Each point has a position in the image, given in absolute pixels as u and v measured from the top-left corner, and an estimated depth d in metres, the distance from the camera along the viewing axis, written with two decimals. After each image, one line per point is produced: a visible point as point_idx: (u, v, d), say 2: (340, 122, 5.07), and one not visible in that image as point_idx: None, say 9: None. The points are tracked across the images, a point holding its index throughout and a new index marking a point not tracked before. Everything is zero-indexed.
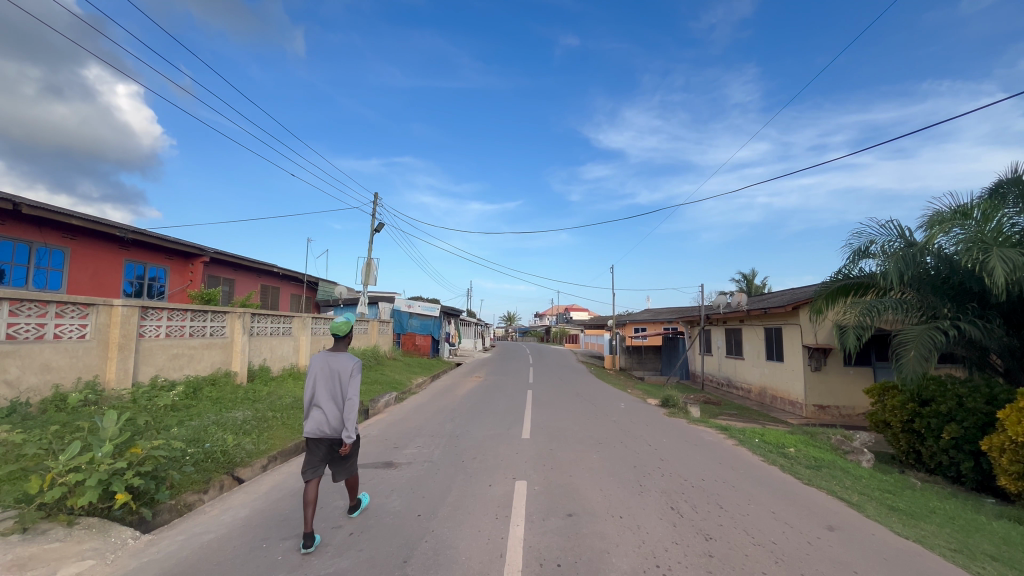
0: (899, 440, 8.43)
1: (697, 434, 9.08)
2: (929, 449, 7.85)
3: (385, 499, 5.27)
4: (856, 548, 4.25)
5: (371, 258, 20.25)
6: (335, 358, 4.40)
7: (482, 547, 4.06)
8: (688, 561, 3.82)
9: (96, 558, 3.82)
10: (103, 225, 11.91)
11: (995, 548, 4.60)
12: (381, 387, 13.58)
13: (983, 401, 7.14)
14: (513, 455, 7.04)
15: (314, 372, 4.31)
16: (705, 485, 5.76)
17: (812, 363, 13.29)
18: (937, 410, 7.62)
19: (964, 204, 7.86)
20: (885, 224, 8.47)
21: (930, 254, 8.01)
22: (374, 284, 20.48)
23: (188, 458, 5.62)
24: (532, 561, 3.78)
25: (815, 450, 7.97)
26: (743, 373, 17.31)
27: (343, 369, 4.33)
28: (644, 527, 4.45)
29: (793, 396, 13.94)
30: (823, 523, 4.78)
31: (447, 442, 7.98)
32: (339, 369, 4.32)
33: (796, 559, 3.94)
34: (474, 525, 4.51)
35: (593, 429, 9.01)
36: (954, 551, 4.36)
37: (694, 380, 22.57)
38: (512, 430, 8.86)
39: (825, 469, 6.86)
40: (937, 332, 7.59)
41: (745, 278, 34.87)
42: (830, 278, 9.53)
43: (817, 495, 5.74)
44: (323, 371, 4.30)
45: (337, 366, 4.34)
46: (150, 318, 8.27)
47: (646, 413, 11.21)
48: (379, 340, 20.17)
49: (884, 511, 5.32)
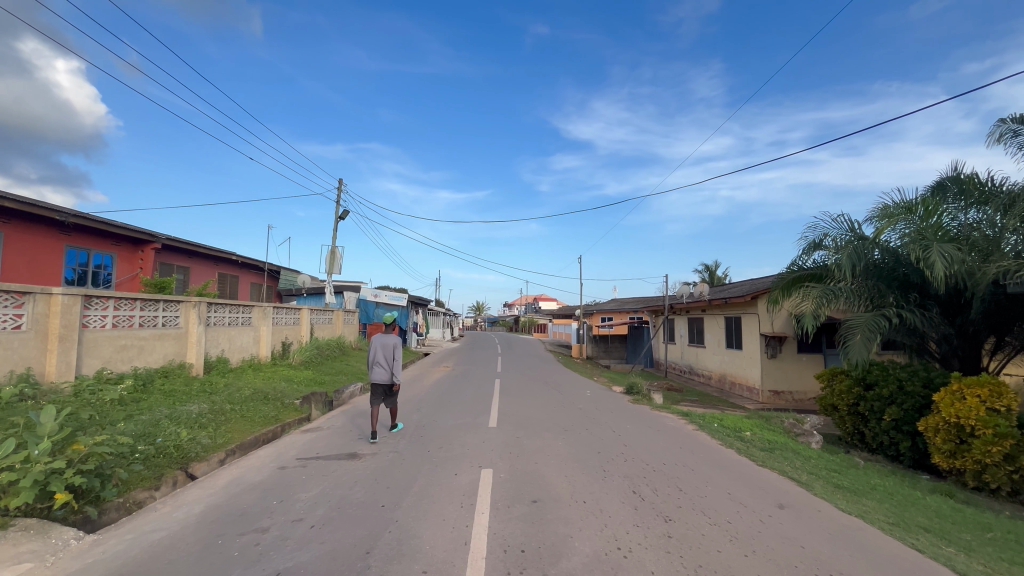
0: (845, 422, 8.91)
1: (659, 420, 9.36)
2: (872, 430, 8.33)
3: (349, 490, 5.18)
4: (804, 525, 4.48)
5: (335, 246, 19.75)
6: (387, 336, 7.27)
7: (447, 536, 4.05)
8: (647, 542, 3.94)
9: (35, 561, 3.61)
10: (42, 208, 11.12)
11: (929, 521, 4.94)
12: (345, 378, 13.39)
13: (921, 384, 7.65)
14: (480, 443, 7.05)
15: (375, 346, 7.18)
16: (666, 469, 5.94)
17: (769, 351, 13.87)
18: (880, 394, 8.08)
19: (911, 200, 8.31)
20: (838, 218, 8.87)
21: (877, 248, 8.44)
22: (339, 272, 19.98)
23: (136, 454, 5.35)
24: (496, 548, 3.81)
25: (769, 433, 8.33)
26: (705, 361, 17.89)
27: (395, 343, 7.25)
28: (607, 511, 4.55)
29: (750, 382, 14.54)
30: (775, 502, 5.02)
31: (414, 431, 7.95)
32: (390, 344, 7.19)
33: (748, 537, 4.11)
34: (438, 515, 4.49)
35: (559, 416, 9.16)
36: (892, 524, 4.66)
37: (658, 368, 23.21)
38: (480, 419, 8.88)
39: (778, 452, 7.17)
40: (881, 318, 8.05)
41: (708, 269, 35.86)
42: (786, 270, 9.92)
43: (770, 475, 6.02)
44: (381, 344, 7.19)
45: (389, 341, 7.24)
46: (94, 308, 7.81)
47: (611, 400, 11.47)
48: (343, 330, 19.67)
49: (831, 489, 5.64)
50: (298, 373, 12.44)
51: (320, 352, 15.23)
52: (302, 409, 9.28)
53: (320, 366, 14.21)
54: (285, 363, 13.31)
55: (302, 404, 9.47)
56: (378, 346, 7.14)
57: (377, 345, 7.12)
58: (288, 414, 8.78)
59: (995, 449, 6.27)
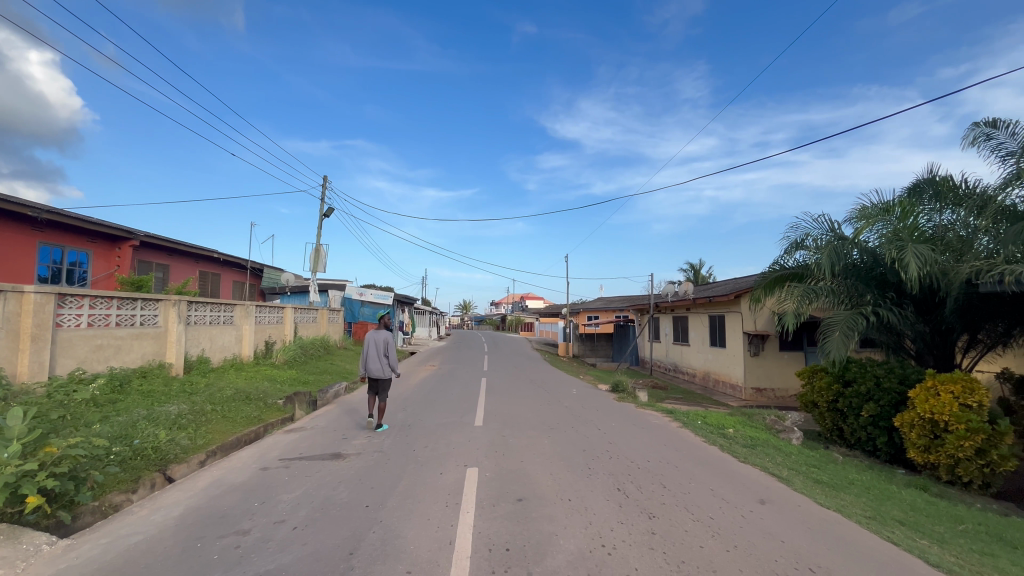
0: (824, 418, 9.09)
1: (644, 417, 9.44)
2: (850, 426, 8.51)
3: (332, 491, 5.13)
4: (784, 519, 4.56)
5: (320, 244, 19.52)
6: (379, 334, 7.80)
7: (431, 536, 4.03)
8: (631, 539, 3.97)
9: (4, 568, 3.50)
10: (13, 204, 10.78)
11: (904, 514, 5.07)
12: (330, 378, 13.24)
13: (897, 380, 7.84)
14: (465, 442, 7.03)
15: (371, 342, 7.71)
16: (650, 467, 5.99)
17: (751, 349, 14.10)
18: (858, 391, 8.26)
19: (889, 201, 8.52)
20: (819, 218, 9.04)
21: (856, 248, 8.62)
22: (323, 271, 19.75)
23: (112, 457, 5.22)
24: (481, 547, 3.80)
25: (752, 430, 8.46)
26: (689, 359, 18.10)
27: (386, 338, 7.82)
28: (592, 509, 4.57)
29: (733, 380, 14.76)
30: (756, 497, 5.10)
31: (399, 431, 7.91)
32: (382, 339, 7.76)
33: (730, 532, 4.17)
34: (423, 515, 4.46)
35: (545, 415, 9.19)
36: (869, 518, 4.77)
37: (644, 366, 23.41)
38: (466, 418, 8.86)
39: (759, 448, 7.29)
40: (860, 316, 8.23)
41: (693, 269, 36.26)
42: (768, 269, 10.07)
43: (751, 471, 6.12)
44: (374, 341, 7.77)
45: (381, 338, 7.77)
46: (68, 307, 7.60)
47: (597, 398, 11.54)
48: (328, 329, 19.45)
49: (811, 484, 5.75)
50: (282, 373, 12.27)
51: (304, 352, 15.04)
52: (285, 409, 9.15)
53: (303, 366, 14.03)
54: (268, 362, 13.11)
55: (285, 404, 9.34)
56: (374, 342, 7.69)
57: (374, 341, 7.69)
58: (270, 414, 8.65)
59: (968, 444, 6.47)
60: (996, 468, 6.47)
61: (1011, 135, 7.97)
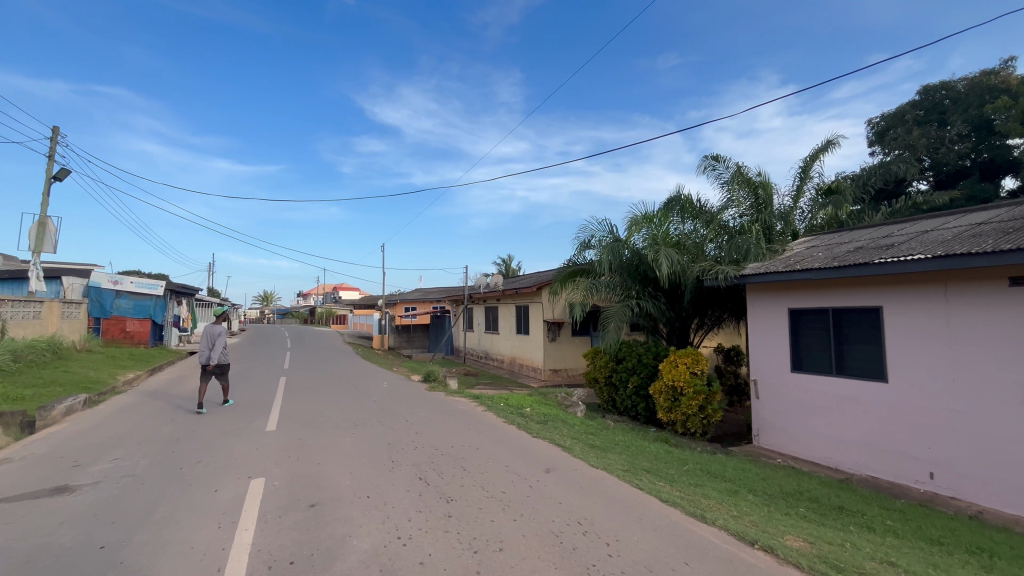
0: (602, 391, 10.72)
1: (453, 405, 9.74)
2: (621, 396, 10.22)
3: (48, 536, 3.95)
4: (563, 484, 5.21)
5: (46, 217, 14.83)
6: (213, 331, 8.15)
7: (195, 566, 3.43)
8: (427, 526, 4.02)
9: None
10: None
11: (649, 463, 6.33)
12: (61, 389, 10.20)
13: (652, 357, 9.74)
14: (252, 450, 6.21)
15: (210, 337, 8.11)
16: (453, 452, 6.21)
17: (550, 334, 15.89)
18: (627, 367, 9.99)
19: (650, 212, 10.44)
20: (602, 222, 10.61)
21: (628, 249, 10.39)
22: (53, 250, 15.09)
23: None
24: (259, 566, 3.39)
25: (545, 407, 9.50)
26: (499, 346, 19.38)
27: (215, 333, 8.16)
28: (390, 502, 4.49)
29: (535, 363, 16.37)
30: (543, 467, 5.72)
31: (162, 447, 6.52)
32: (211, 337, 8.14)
33: (518, 503, 4.58)
34: (186, 543, 3.77)
35: (352, 411, 8.75)
36: (625, 471, 5.81)
37: (458, 355, 24.19)
38: (256, 423, 7.81)
39: (550, 423, 8.21)
40: (629, 307, 9.96)
41: (505, 263, 38.87)
42: (563, 265, 11.39)
43: (541, 444, 6.85)
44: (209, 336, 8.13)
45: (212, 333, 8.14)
46: None
47: (409, 390, 11.47)
48: (61, 327, 14.97)
49: (586, 449, 6.74)
50: None
51: (17, 360, 11.23)
52: None
53: (16, 377, 10.49)
54: None
55: None
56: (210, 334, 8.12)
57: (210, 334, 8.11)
58: None
59: (695, 402, 8.42)
60: (710, 419, 8.56)
61: (727, 168, 10.56)
